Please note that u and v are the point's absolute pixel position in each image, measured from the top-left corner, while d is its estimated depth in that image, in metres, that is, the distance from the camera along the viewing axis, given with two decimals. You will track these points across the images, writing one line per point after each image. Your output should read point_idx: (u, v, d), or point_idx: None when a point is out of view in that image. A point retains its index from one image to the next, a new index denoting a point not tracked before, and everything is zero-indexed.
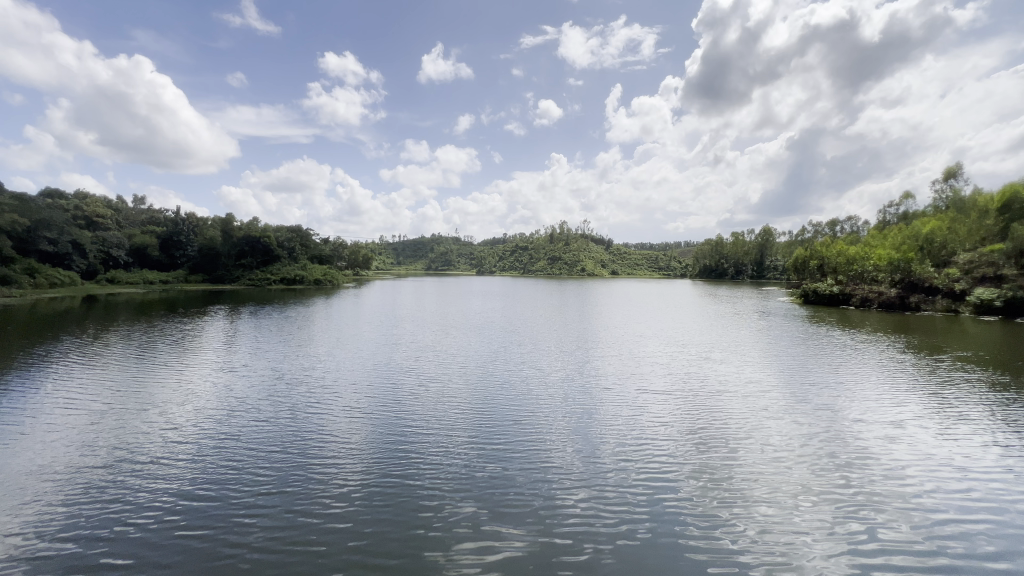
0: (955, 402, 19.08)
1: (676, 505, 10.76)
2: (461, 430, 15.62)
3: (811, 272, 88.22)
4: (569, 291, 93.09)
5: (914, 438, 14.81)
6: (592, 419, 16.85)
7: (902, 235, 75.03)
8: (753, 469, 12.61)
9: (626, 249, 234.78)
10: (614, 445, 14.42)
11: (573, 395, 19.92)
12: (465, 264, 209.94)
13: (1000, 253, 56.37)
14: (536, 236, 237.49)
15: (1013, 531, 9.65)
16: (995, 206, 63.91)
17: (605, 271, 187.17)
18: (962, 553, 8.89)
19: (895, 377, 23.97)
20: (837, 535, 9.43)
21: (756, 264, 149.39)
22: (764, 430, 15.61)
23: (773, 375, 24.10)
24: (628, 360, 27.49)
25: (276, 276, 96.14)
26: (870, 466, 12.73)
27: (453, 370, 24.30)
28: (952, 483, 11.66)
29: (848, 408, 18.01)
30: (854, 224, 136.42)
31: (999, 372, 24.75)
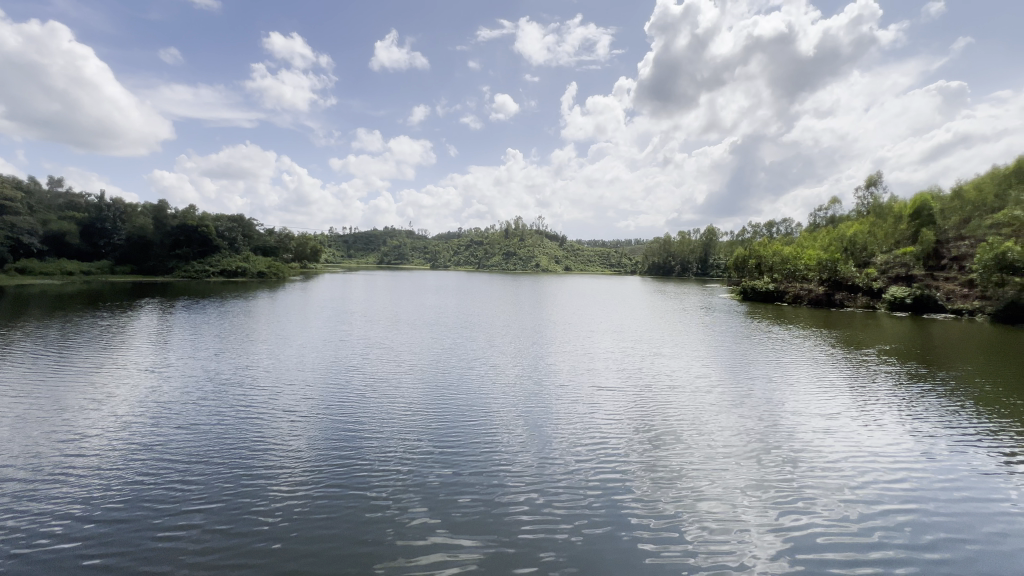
0: (880, 393, 20.58)
1: (627, 503, 10.71)
2: (410, 432, 14.96)
3: (749, 270, 93.60)
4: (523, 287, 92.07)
5: (846, 429, 15.74)
6: (545, 417, 16.66)
7: (828, 237, 80.21)
8: (702, 464, 12.87)
9: (579, 245, 239.05)
10: (568, 443, 14.30)
11: (527, 394, 19.68)
12: (419, 258, 206.14)
13: (910, 255, 64.35)
14: (491, 231, 236.98)
15: (938, 514, 10.25)
16: (908, 212, 70.92)
17: (559, 267, 190.03)
18: (892, 539, 9.37)
19: (827, 370, 25.54)
20: (782, 527, 9.68)
21: (701, 262, 156.24)
22: (711, 424, 16.06)
23: (718, 369, 25.11)
24: (581, 356, 27.83)
25: (215, 267, 90.29)
26: (808, 457, 13.34)
27: (403, 368, 23.45)
28: (882, 471, 12.36)
29: (787, 402, 18.90)
30: (789, 225, 146.00)
31: (913, 364, 27.25)
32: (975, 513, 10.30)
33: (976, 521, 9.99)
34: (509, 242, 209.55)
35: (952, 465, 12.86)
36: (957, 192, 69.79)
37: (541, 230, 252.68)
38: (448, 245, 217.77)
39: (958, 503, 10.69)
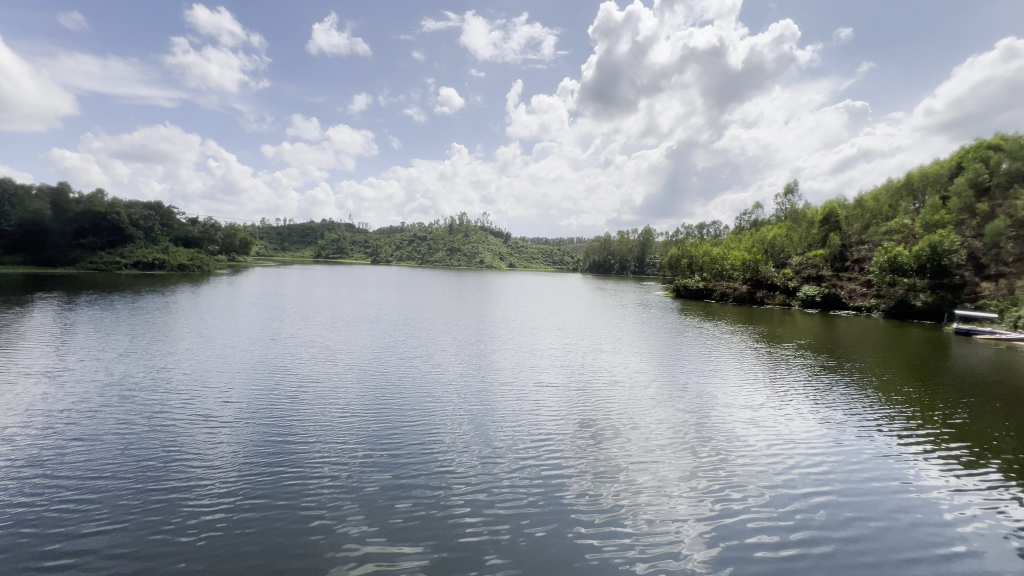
0: (797, 385, 22.37)
1: (569, 500, 10.83)
2: (348, 436, 14.25)
3: (682, 270, 98.89)
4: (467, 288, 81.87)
5: (768, 419, 16.93)
6: (488, 416, 16.51)
7: (751, 240, 86.04)
8: (640, 458, 13.27)
9: (522, 242, 241.02)
10: (511, 442, 14.25)
11: (471, 392, 19.42)
12: (359, 253, 198.81)
13: (820, 257, 70.18)
14: (435, 226, 233.44)
15: (847, 497, 11.25)
16: (819, 219, 77.95)
17: (503, 263, 190.98)
18: (807, 521, 10.13)
19: (751, 363, 27.45)
20: (714, 517, 10.17)
21: (637, 260, 162.57)
22: (649, 418, 16.69)
23: (655, 364, 26.25)
24: (525, 353, 28.04)
25: (127, 259, 82.11)
26: (736, 447, 14.20)
27: (340, 368, 22.38)
28: (800, 459, 13.39)
29: (716, 395, 20.07)
30: (717, 229, 155.71)
31: (823, 356, 30.00)
32: (878, 494, 11.39)
33: (879, 502, 11.03)
34: (453, 237, 207.44)
35: (859, 450, 14.15)
36: (859, 201, 77.85)
37: (485, 227, 252.60)
38: (390, 239, 212.06)
39: (863, 486, 11.77)
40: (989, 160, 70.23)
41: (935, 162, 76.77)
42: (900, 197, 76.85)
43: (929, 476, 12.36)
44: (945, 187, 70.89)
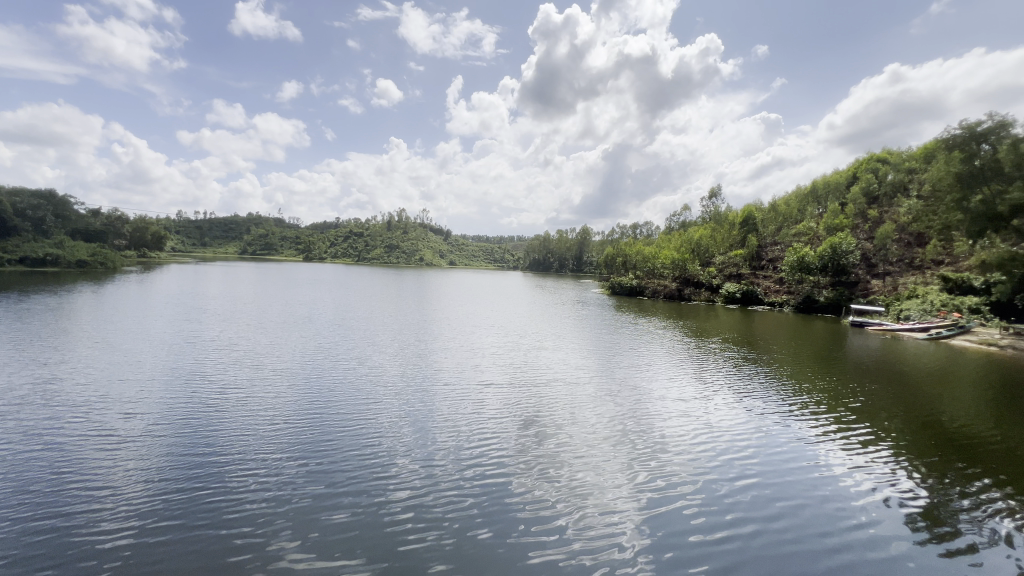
0: (721, 376, 23.93)
1: (510, 500, 10.76)
2: (274, 447, 13.25)
3: (617, 268, 102.84)
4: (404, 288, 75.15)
5: (696, 410, 17.92)
6: (428, 418, 16.06)
7: (680, 240, 91.51)
8: (580, 453, 13.54)
9: (463, 240, 239.57)
10: (453, 443, 13.99)
11: (410, 394, 18.83)
12: (290, 249, 188.08)
13: (740, 257, 76.39)
14: (372, 222, 225.93)
15: (766, 480, 12.12)
16: (739, 221, 84.21)
17: (443, 261, 188.78)
18: (732, 505, 10.80)
19: (680, 356, 29.11)
20: (650, 509, 10.50)
21: (576, 259, 166.79)
22: (587, 414, 17.10)
23: (592, 360, 27.03)
24: (465, 352, 27.82)
25: (10, 254, 71.98)
26: (669, 438, 14.88)
27: (266, 373, 20.87)
28: (728, 447, 14.18)
29: (649, 388, 20.97)
30: (650, 229, 163.45)
31: (743, 349, 32.45)
32: (792, 475, 12.41)
33: (793, 482, 12.03)
34: (392, 234, 201.94)
35: (779, 436, 15.25)
36: (773, 206, 85.04)
37: (426, 224, 248.27)
38: (324, 235, 202.56)
39: (779, 469, 12.72)
40: (879, 171, 79.17)
41: (836, 172, 85.59)
42: (808, 202, 84.64)
43: (836, 457, 13.58)
44: (844, 195, 79.23)
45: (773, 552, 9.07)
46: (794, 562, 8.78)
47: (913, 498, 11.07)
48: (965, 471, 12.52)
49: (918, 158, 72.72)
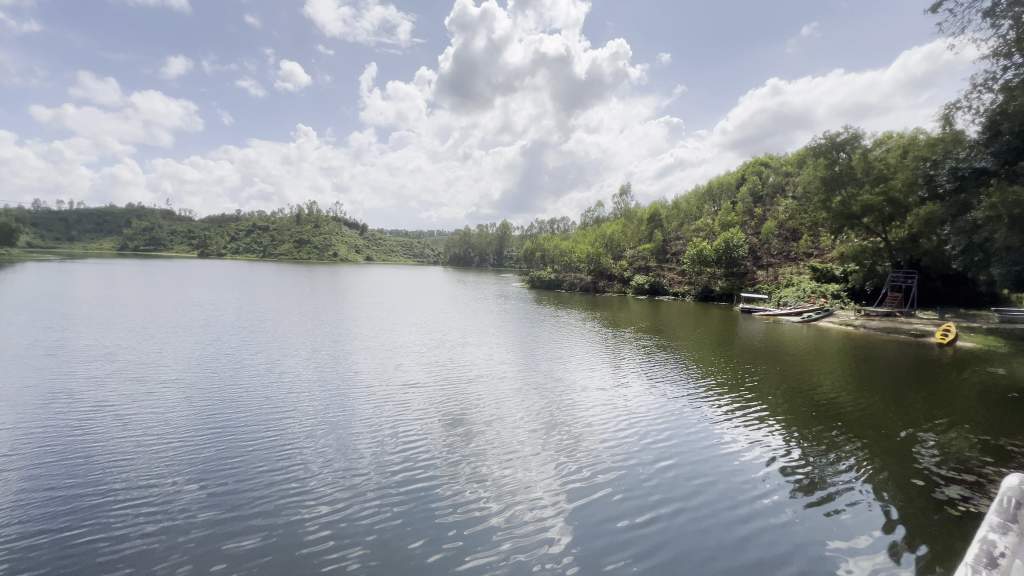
0: (633, 364, 25.72)
1: (437, 506, 10.72)
2: (169, 472, 11.98)
3: (536, 262, 105.80)
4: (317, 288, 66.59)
5: (611, 398, 19.14)
6: (348, 426, 15.37)
7: (594, 234, 96.21)
8: (504, 448, 13.91)
9: (380, 234, 231.59)
10: (374, 449, 13.68)
11: (328, 401, 17.87)
12: (181, 243, 169.20)
13: (648, 251, 82.20)
14: (278, 215, 210.10)
15: (669, 459, 13.34)
16: (647, 217, 90.36)
17: (359, 256, 181.18)
18: (639, 486, 11.77)
19: (595, 346, 30.80)
20: (573, 500, 11.03)
21: (496, 253, 168.60)
22: (511, 408, 17.56)
23: (514, 354, 27.63)
24: (386, 351, 27.12)
25: None
26: (586, 427, 15.74)
27: (155, 387, 18.67)
28: (644, 433, 15.22)
29: (568, 379, 21.97)
30: (567, 224, 169.78)
31: (650, 337, 35.10)
32: (691, 453, 13.79)
33: (691, 459, 13.38)
34: (301, 228, 189.59)
35: (686, 419, 16.65)
36: (676, 204, 92.54)
37: (339, 217, 236.45)
38: (223, 229, 185.00)
39: (681, 449, 14.05)
40: (763, 174, 89.07)
41: (727, 174, 95.10)
42: (705, 200, 92.93)
43: (734, 434, 15.18)
44: (734, 196, 88.32)
45: (680, 529, 10.00)
46: (699, 536, 9.75)
47: (794, 466, 12.77)
48: (834, 438, 14.63)
49: (793, 163, 82.88)
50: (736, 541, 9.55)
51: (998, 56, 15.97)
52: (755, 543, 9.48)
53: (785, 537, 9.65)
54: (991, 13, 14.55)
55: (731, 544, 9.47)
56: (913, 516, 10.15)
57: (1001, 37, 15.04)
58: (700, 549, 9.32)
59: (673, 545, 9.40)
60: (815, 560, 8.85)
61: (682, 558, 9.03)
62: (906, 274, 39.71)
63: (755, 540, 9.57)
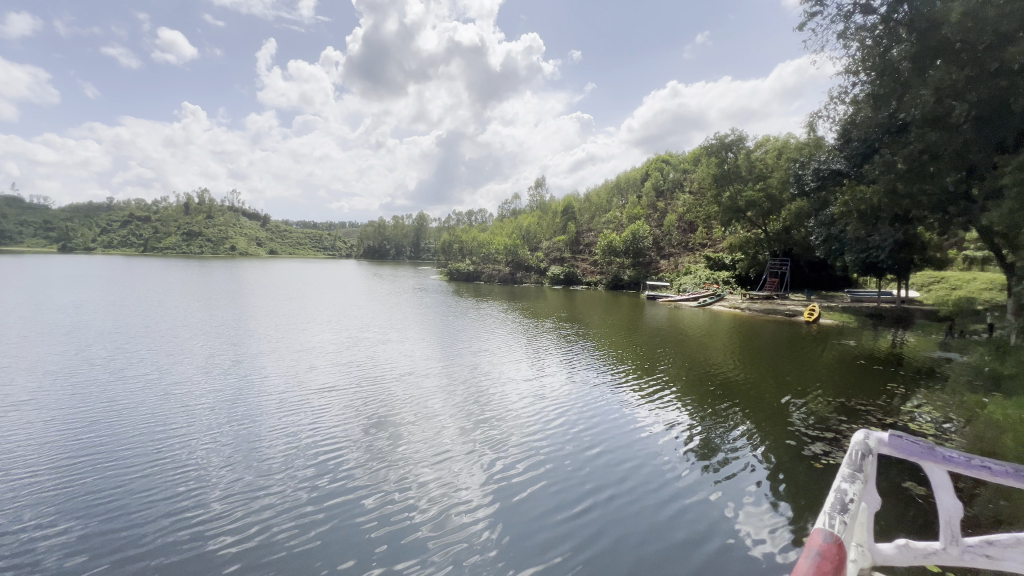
0: (550, 353, 26.61)
1: (358, 516, 10.29)
2: (28, 514, 10.27)
3: (454, 254, 105.00)
4: (201, 288, 55.57)
5: (530, 388, 19.60)
6: (255, 438, 14.17)
7: (511, 226, 97.60)
8: (427, 446, 13.74)
9: (285, 225, 215.01)
10: (285, 461, 12.79)
11: (229, 411, 16.34)
12: (34, 236, 143.78)
13: (562, 242, 85.22)
14: (161, 204, 186.50)
15: (582, 443, 14.09)
16: (561, 210, 93.50)
17: (261, 250, 167.14)
18: (557, 471, 12.29)
19: (514, 337, 31.39)
20: (498, 494, 11.16)
21: (413, 245, 164.50)
22: (431, 405, 17.35)
23: (433, 349, 27.25)
24: (296, 352, 25.44)
25: None
26: (507, 418, 16.06)
27: (2, 412, 15.79)
28: (566, 422, 15.79)
29: (489, 372, 22.19)
30: (484, 215, 169.98)
31: (566, 325, 36.57)
32: (603, 435, 14.62)
33: (603, 440, 14.19)
34: (190, 218, 170.21)
35: (600, 403, 17.59)
36: (587, 198, 96.78)
37: (236, 207, 215.58)
38: (90, 219, 160.61)
39: (594, 432, 14.85)
40: (664, 170, 96.13)
41: (633, 170, 101.26)
42: (613, 194, 98.21)
43: (646, 415, 16.29)
44: (639, 190, 94.41)
45: (599, 508, 10.57)
46: (615, 513, 10.37)
47: (696, 440, 14.02)
48: (730, 411, 16.26)
49: (689, 160, 90.26)
50: (649, 514, 10.31)
51: (848, 73, 18.49)
52: (662, 513, 10.35)
53: (690, 505, 10.58)
54: (842, 36, 16.75)
55: (643, 516, 10.24)
56: (790, 473, 11.63)
57: (851, 57, 17.17)
58: (617, 525, 9.93)
59: (593, 525, 9.93)
60: (714, 523, 9.85)
61: (598, 536, 9.61)
62: (781, 261, 45.13)
63: (666, 512, 10.39)
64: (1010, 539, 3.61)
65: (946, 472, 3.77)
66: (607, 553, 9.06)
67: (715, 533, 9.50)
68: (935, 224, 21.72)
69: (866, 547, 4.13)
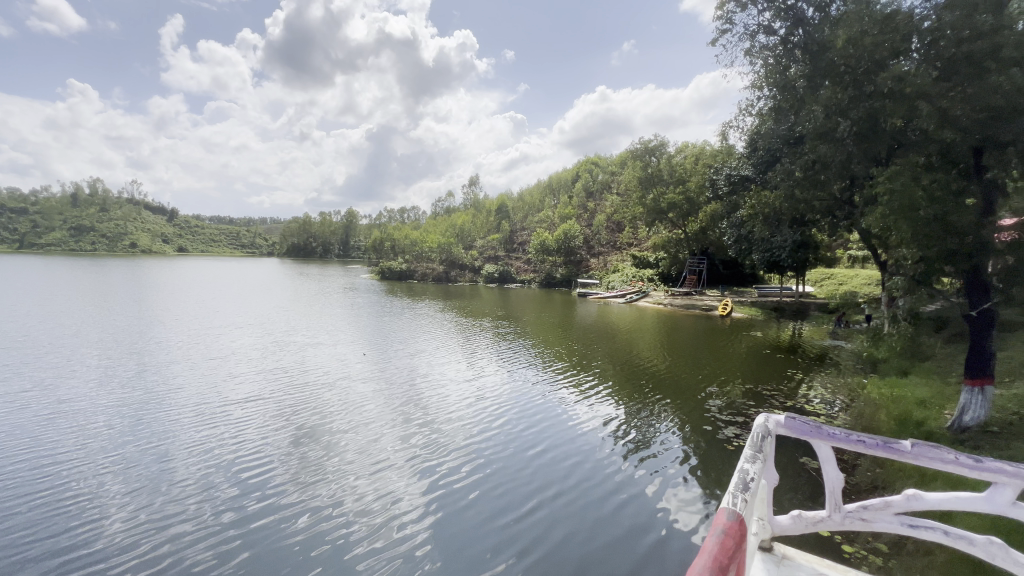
0: (485, 352, 26.61)
1: (287, 537, 9.73)
2: None
3: (386, 252, 101.87)
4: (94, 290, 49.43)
5: (466, 389, 19.52)
6: (164, 458, 12.87)
7: (445, 224, 96.48)
8: (359, 454, 13.25)
9: (195, 221, 196.88)
10: (201, 482, 11.75)
11: (133, 430, 14.70)
12: None
13: (497, 241, 85.61)
14: (40, 195, 163.17)
15: (517, 442, 14.27)
16: (494, 209, 93.88)
17: (167, 247, 151.86)
18: (494, 472, 12.38)
19: (448, 337, 31.07)
20: (436, 500, 11.05)
21: (341, 243, 157.32)
22: (364, 410, 16.77)
23: (364, 351, 26.23)
24: (210, 359, 23.42)
25: None
26: (442, 420, 15.92)
27: None
28: (505, 422, 15.90)
29: (423, 374, 21.79)
30: (417, 213, 166.48)
31: (501, 324, 36.85)
32: (536, 433, 14.90)
33: (537, 439, 14.46)
34: (79, 211, 150.65)
35: (535, 402, 17.89)
36: (521, 197, 98.03)
37: (136, 199, 194.01)
38: None
39: (529, 431, 15.10)
40: (593, 172, 99.89)
41: (564, 171, 104.10)
42: (546, 194, 100.25)
43: (579, 410, 16.85)
44: (570, 191, 97.18)
45: (539, 507, 10.79)
46: (551, 510, 10.65)
47: (625, 431, 14.73)
48: (655, 401, 17.25)
49: (616, 163, 94.28)
50: (584, 509, 10.70)
51: (754, 88, 20.16)
52: (596, 506, 10.77)
53: (623, 496, 11.12)
54: (749, 53, 18.25)
55: (578, 511, 10.60)
56: (708, 458, 12.54)
57: (756, 73, 18.78)
58: (555, 522, 10.22)
59: (532, 525, 10.14)
60: (644, 511, 10.44)
61: (537, 535, 9.79)
62: (699, 260, 48.45)
63: (598, 504, 10.83)
64: (880, 502, 4.14)
65: (831, 449, 4.25)
66: (547, 550, 9.28)
67: (645, 521, 10.07)
68: (825, 227, 24.39)
69: (766, 519, 4.59)
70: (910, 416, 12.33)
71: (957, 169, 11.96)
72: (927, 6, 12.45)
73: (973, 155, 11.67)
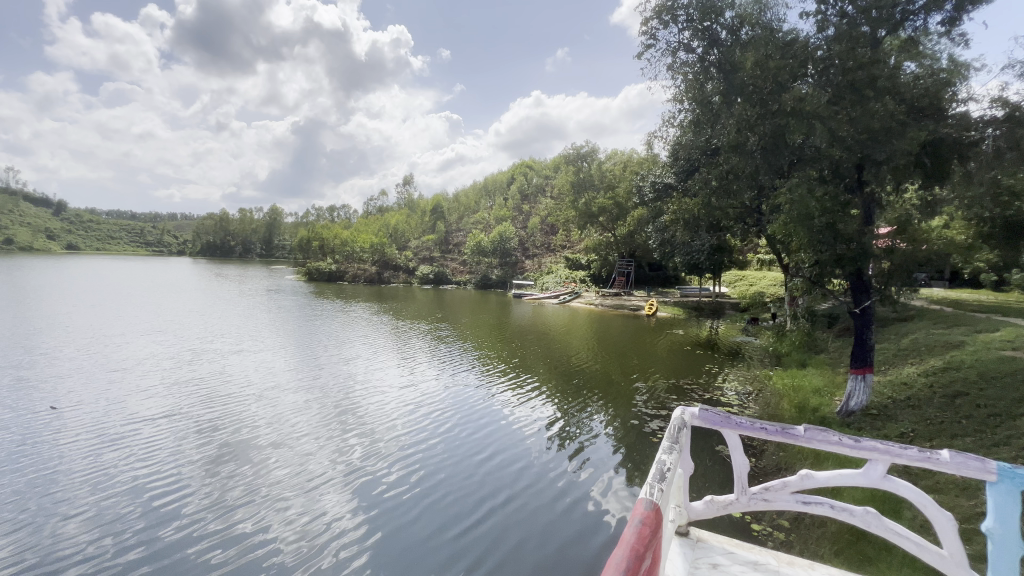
0: (420, 356, 26.12)
1: (206, 565, 9.04)
2: None
3: (314, 252, 96.85)
4: None
5: (400, 395, 19.03)
6: (53, 489, 11.38)
7: (378, 223, 93.57)
8: (285, 469, 12.54)
9: (88, 215, 175.23)
10: (100, 513, 10.54)
11: (11, 457, 12.83)
12: None
13: (432, 242, 84.30)
14: None
15: (452, 448, 14.18)
16: (430, 208, 92.45)
17: (53, 244, 133.62)
18: (429, 480, 12.22)
19: (382, 341, 30.17)
20: (368, 513, 10.73)
21: (264, 242, 147.17)
22: (290, 421, 15.84)
23: (289, 358, 24.72)
24: (108, 371, 20.98)
25: None
26: (375, 429, 15.42)
27: None
28: (444, 427, 15.75)
29: (355, 380, 20.96)
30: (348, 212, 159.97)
31: (436, 326, 36.37)
32: (471, 438, 14.89)
33: (472, 444, 14.44)
34: None
35: (471, 406, 17.84)
36: (457, 198, 97.31)
37: (11, 189, 169.08)
38: None
39: (464, 436, 15.06)
40: (528, 175, 101.75)
41: (500, 173, 105.03)
42: (481, 196, 100.41)
43: (514, 412, 17.05)
44: (506, 193, 98.15)
45: (477, 513, 10.84)
46: (486, 517, 10.71)
47: (559, 430, 15.13)
48: (586, 399, 17.85)
49: (551, 167, 96.66)
50: (520, 512, 10.90)
51: (676, 102, 21.55)
52: (531, 508, 11.00)
53: (557, 496, 11.44)
54: (671, 68, 19.45)
55: (513, 515, 10.76)
56: (635, 453, 13.20)
57: (677, 86, 20.05)
58: (495, 527, 10.34)
59: (469, 532, 10.19)
60: (578, 509, 10.88)
61: (473, 543, 9.81)
62: (627, 262, 50.82)
63: (533, 507, 11.06)
64: (779, 483, 4.55)
65: (737, 437, 4.60)
66: (483, 557, 9.36)
67: (578, 518, 10.49)
68: (737, 233, 26.58)
69: (682, 507, 4.88)
70: (807, 403, 13.75)
71: (844, 183, 13.48)
72: (819, 37, 13.91)
73: (856, 171, 13.23)
